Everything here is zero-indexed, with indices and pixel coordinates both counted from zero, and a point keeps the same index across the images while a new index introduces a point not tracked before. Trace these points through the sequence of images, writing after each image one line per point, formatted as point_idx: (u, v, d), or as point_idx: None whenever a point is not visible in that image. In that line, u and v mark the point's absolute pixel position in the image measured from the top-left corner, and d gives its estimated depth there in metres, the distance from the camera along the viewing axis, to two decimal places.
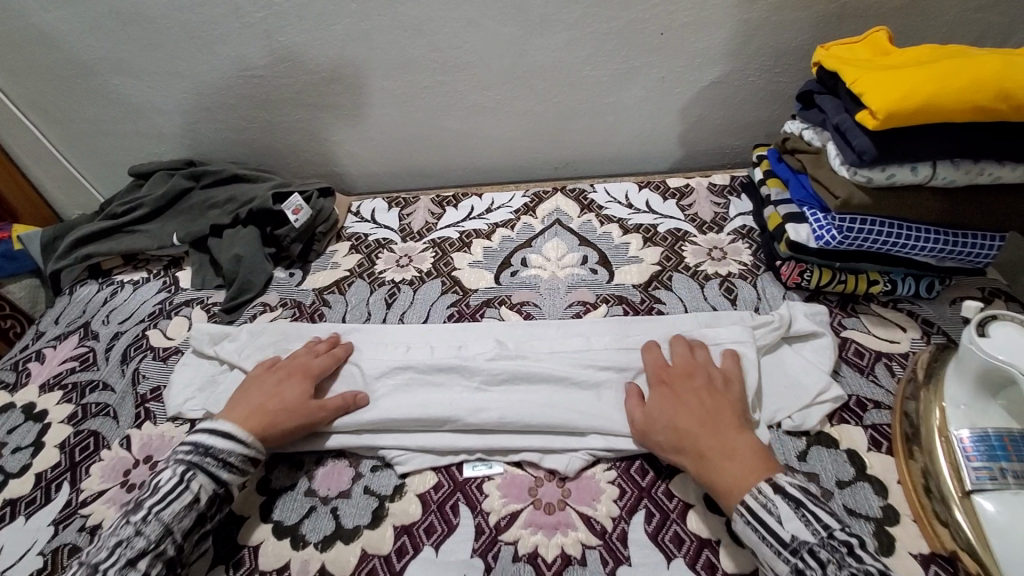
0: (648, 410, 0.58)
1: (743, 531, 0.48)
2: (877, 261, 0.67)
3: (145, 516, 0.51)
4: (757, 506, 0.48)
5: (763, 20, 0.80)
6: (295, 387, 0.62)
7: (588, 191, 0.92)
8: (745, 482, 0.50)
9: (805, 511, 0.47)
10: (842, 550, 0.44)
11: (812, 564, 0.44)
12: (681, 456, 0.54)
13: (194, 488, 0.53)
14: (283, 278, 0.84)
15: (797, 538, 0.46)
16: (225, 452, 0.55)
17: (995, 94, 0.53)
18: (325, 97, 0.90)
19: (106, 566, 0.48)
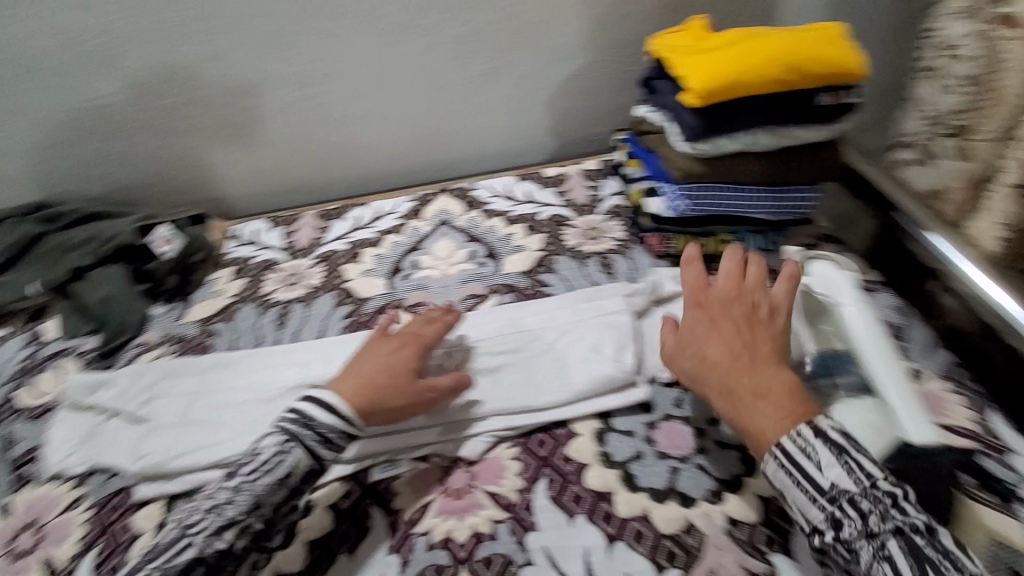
0: (680, 344, 0.57)
1: (774, 474, 0.47)
2: (724, 223, 0.76)
3: (238, 485, 0.52)
4: (794, 449, 0.46)
5: (602, 16, 0.87)
6: (381, 363, 0.60)
7: (471, 188, 0.95)
8: (778, 426, 0.48)
9: (849, 460, 0.45)
10: (887, 502, 0.43)
11: (852, 514, 0.43)
12: (713, 394, 0.53)
13: (293, 460, 0.53)
14: (162, 314, 0.80)
15: (837, 487, 0.44)
16: (326, 427, 0.54)
17: (782, 67, 0.62)
18: (187, 121, 0.87)
19: (196, 530, 0.50)
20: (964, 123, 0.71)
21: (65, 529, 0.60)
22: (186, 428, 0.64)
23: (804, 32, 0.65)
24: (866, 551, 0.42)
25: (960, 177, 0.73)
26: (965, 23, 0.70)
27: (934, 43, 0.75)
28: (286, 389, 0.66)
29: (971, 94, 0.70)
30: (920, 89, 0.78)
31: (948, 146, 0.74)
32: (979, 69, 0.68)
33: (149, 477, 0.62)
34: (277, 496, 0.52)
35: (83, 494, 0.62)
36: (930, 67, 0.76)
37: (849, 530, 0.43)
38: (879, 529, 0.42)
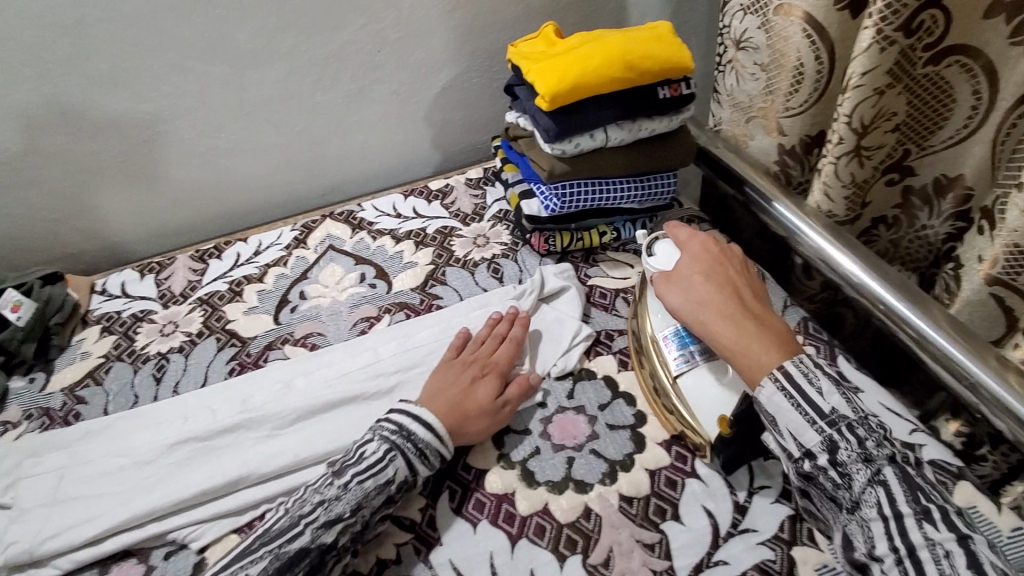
0: (682, 274, 0.60)
1: (772, 398, 0.49)
2: (598, 216, 0.80)
3: (348, 483, 0.53)
4: (798, 375, 0.49)
5: (464, 27, 0.89)
6: (489, 381, 0.63)
7: (356, 211, 0.94)
8: (778, 353, 0.52)
9: (845, 391, 0.49)
10: (881, 434, 0.47)
11: (850, 439, 0.47)
12: (714, 321, 0.55)
13: (393, 470, 0.54)
14: (21, 387, 0.73)
15: (836, 412, 0.48)
16: (424, 441, 0.57)
17: (622, 66, 0.66)
18: (27, 173, 0.79)
19: (308, 520, 0.51)
20: (771, 103, 0.76)
21: None
22: (56, 508, 0.59)
23: (640, 32, 0.70)
24: (863, 476, 0.45)
25: (779, 149, 0.79)
26: (747, 17, 0.73)
27: (724, 38, 0.79)
28: (167, 447, 0.62)
29: (767, 78, 0.74)
30: (722, 80, 0.83)
31: (760, 126, 0.80)
32: (769, 54, 0.72)
33: (19, 566, 0.57)
34: (376, 500, 0.54)
35: None
36: (726, 59, 0.80)
37: (845, 453, 0.46)
38: (877, 454, 0.46)
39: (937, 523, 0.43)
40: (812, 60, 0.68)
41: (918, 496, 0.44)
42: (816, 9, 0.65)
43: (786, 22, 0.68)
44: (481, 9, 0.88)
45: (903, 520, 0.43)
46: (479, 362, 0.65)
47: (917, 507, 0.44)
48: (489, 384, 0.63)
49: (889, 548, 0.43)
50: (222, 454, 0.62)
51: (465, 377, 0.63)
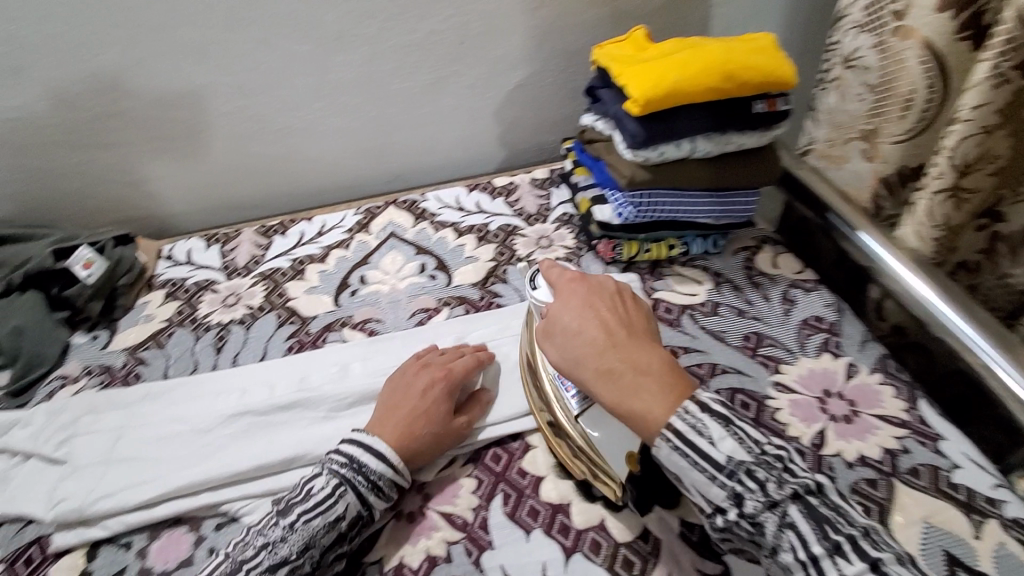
0: (555, 318, 0.53)
1: (669, 458, 0.44)
2: (670, 229, 0.78)
3: (293, 523, 0.50)
4: (686, 429, 0.43)
5: (547, 26, 0.87)
6: (443, 395, 0.60)
7: (419, 200, 0.93)
8: (665, 406, 0.45)
9: (735, 429, 0.43)
10: (779, 469, 0.42)
11: (752, 485, 0.41)
12: (594, 378, 0.49)
13: (342, 506, 0.51)
14: (84, 343, 0.74)
15: (732, 458, 0.42)
16: (376, 472, 0.53)
17: (721, 76, 0.65)
18: (108, 134, 0.81)
19: (251, 565, 0.48)
20: (872, 127, 0.73)
21: None
22: (112, 467, 0.59)
23: (739, 43, 0.68)
24: (770, 521, 0.40)
25: (873, 176, 0.77)
26: (862, 35, 0.70)
27: (832, 55, 0.76)
28: (225, 418, 0.62)
29: (874, 100, 0.71)
30: (822, 98, 0.79)
31: (858, 149, 0.77)
32: (878, 77, 0.69)
33: (67, 523, 0.56)
34: (326, 538, 0.50)
35: None
36: (830, 77, 0.77)
37: (751, 503, 0.41)
38: (780, 495, 0.41)
39: (851, 557, 0.38)
40: (925, 89, 0.66)
41: (827, 530, 0.39)
42: (937, 36, 0.62)
43: (902, 46, 0.66)
44: (567, 9, 0.86)
45: (819, 562, 0.38)
46: (433, 371, 0.62)
47: (828, 542, 0.39)
48: (441, 397, 0.59)
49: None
50: (279, 430, 0.61)
51: (416, 389, 0.60)
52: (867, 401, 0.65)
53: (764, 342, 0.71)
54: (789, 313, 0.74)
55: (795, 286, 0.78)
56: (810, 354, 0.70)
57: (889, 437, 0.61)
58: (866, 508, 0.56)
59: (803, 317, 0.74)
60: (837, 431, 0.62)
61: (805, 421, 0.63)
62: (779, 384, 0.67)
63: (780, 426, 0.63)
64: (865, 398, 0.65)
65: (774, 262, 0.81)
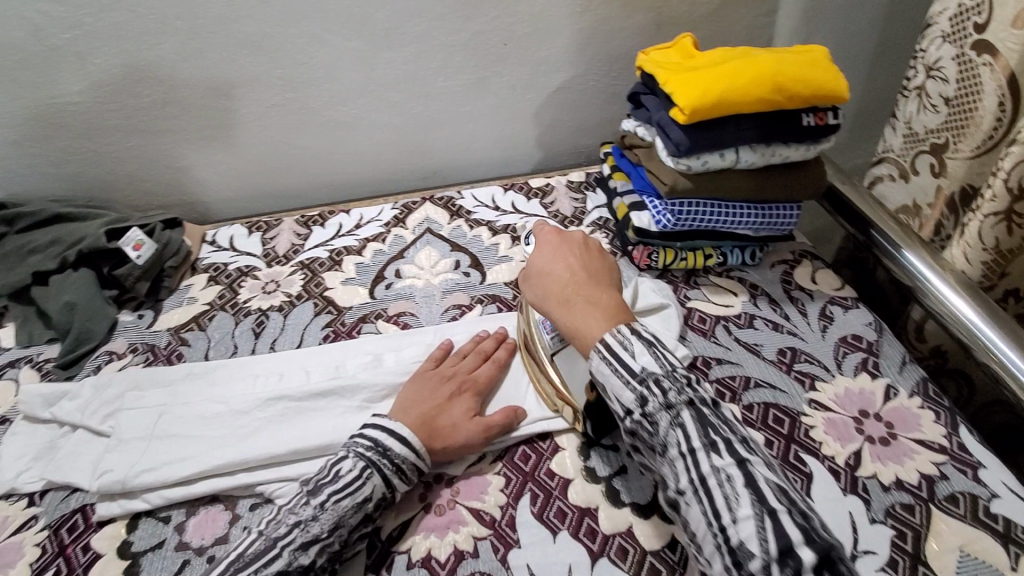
0: (530, 260, 0.60)
1: (596, 366, 0.49)
2: (707, 238, 0.77)
3: (324, 502, 0.51)
4: (613, 344, 0.49)
5: (593, 30, 0.87)
6: (466, 401, 0.61)
7: (455, 198, 0.94)
8: (601, 326, 0.51)
9: (657, 349, 0.48)
10: (684, 381, 0.46)
11: (656, 391, 0.46)
12: (556, 309, 0.55)
13: (371, 487, 0.52)
14: (130, 321, 0.77)
15: (645, 369, 0.47)
16: (399, 456, 0.54)
17: (772, 88, 0.64)
18: (161, 120, 0.84)
19: (284, 542, 0.49)
20: (942, 141, 0.73)
21: (16, 551, 0.55)
22: (154, 442, 0.60)
23: (795, 54, 0.68)
24: (664, 420, 0.45)
25: (938, 193, 0.77)
26: (945, 45, 0.69)
27: (916, 62, 0.74)
28: (262, 401, 0.64)
29: (949, 115, 0.71)
30: (902, 105, 0.78)
31: (927, 162, 0.77)
32: (955, 90, 0.69)
33: (110, 494, 0.58)
34: (354, 518, 0.52)
35: (35, 514, 0.58)
36: (913, 84, 0.76)
37: (651, 405, 0.45)
38: (676, 401, 0.45)
39: (721, 452, 0.42)
40: (996, 107, 0.66)
41: (711, 434, 0.43)
42: (1013, 54, 0.63)
43: (979, 61, 0.66)
44: (615, 13, 0.86)
45: (694, 454, 0.43)
46: (457, 378, 0.64)
47: (706, 440, 0.43)
48: (464, 403, 0.61)
49: (688, 482, 0.42)
50: (314, 416, 0.62)
51: (442, 392, 0.62)
52: (905, 424, 0.64)
53: (800, 357, 0.71)
54: (827, 330, 0.74)
55: (833, 302, 0.77)
56: (847, 373, 0.69)
57: (927, 463, 0.60)
58: (900, 532, 0.55)
59: (841, 335, 0.73)
60: (872, 452, 0.61)
61: (841, 440, 0.62)
62: (815, 401, 0.66)
63: (814, 443, 0.62)
64: (903, 421, 0.64)
65: (813, 277, 0.80)
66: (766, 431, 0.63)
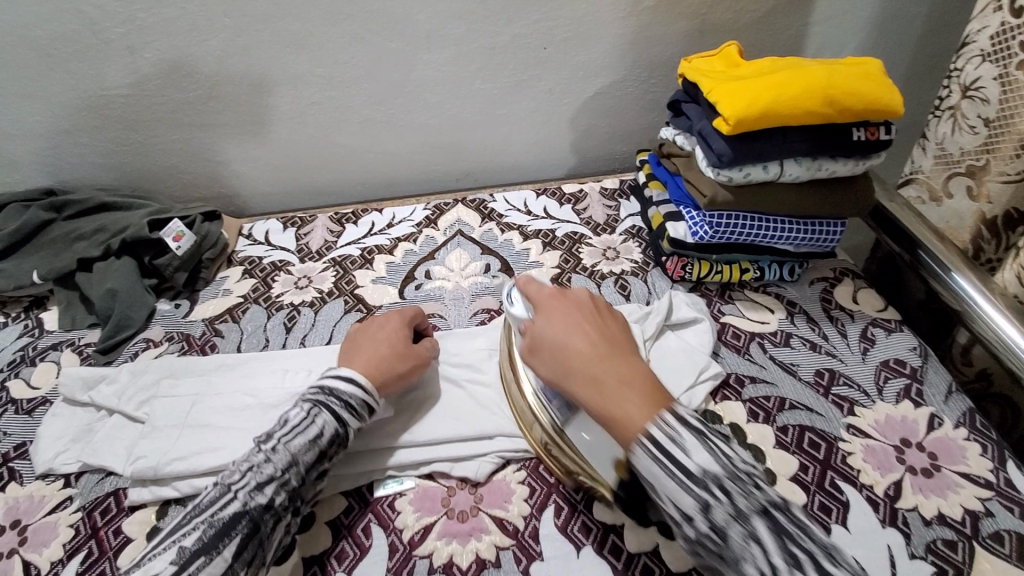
0: (541, 337, 0.53)
1: (644, 466, 0.44)
2: (745, 252, 0.75)
3: (275, 445, 0.52)
4: (663, 438, 0.44)
5: (635, 35, 0.86)
6: (401, 337, 0.63)
7: (488, 201, 0.94)
8: (644, 410, 0.45)
9: (710, 443, 0.44)
10: (747, 481, 0.43)
11: (721, 497, 0.42)
12: (583, 389, 0.49)
13: (320, 423, 0.53)
14: (168, 310, 0.79)
15: (705, 469, 0.43)
16: (347, 393, 0.56)
17: (822, 100, 0.62)
18: (205, 114, 0.85)
19: (239, 486, 0.49)
20: (982, 163, 0.72)
21: (51, 531, 0.57)
22: (186, 431, 0.61)
23: (846, 66, 0.66)
24: (736, 533, 0.40)
25: (975, 216, 0.74)
26: (985, 65, 0.68)
27: (951, 82, 0.73)
28: (293, 395, 0.64)
29: (990, 136, 0.70)
30: (934, 125, 0.77)
31: (963, 185, 0.75)
32: (999, 110, 0.68)
33: (143, 480, 0.59)
34: (308, 455, 0.52)
35: (71, 495, 0.60)
36: (947, 104, 0.74)
37: (719, 513, 0.41)
38: (746, 508, 0.41)
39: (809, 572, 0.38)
40: None
41: (789, 544, 0.40)
42: None
43: None
44: (658, 18, 0.85)
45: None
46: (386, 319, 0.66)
47: (788, 557, 0.39)
48: (401, 339, 0.63)
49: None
50: None
51: (376, 338, 0.62)
52: (949, 457, 0.61)
53: (838, 380, 0.68)
54: (867, 352, 0.71)
55: (875, 324, 0.74)
56: (889, 400, 0.66)
57: (971, 497, 0.57)
58: (942, 570, 0.53)
59: (883, 358, 0.70)
60: (914, 484, 0.59)
61: (881, 469, 0.60)
62: (854, 427, 0.63)
63: (851, 471, 0.60)
64: (947, 453, 0.61)
65: (854, 296, 0.78)
66: (801, 455, 0.61)
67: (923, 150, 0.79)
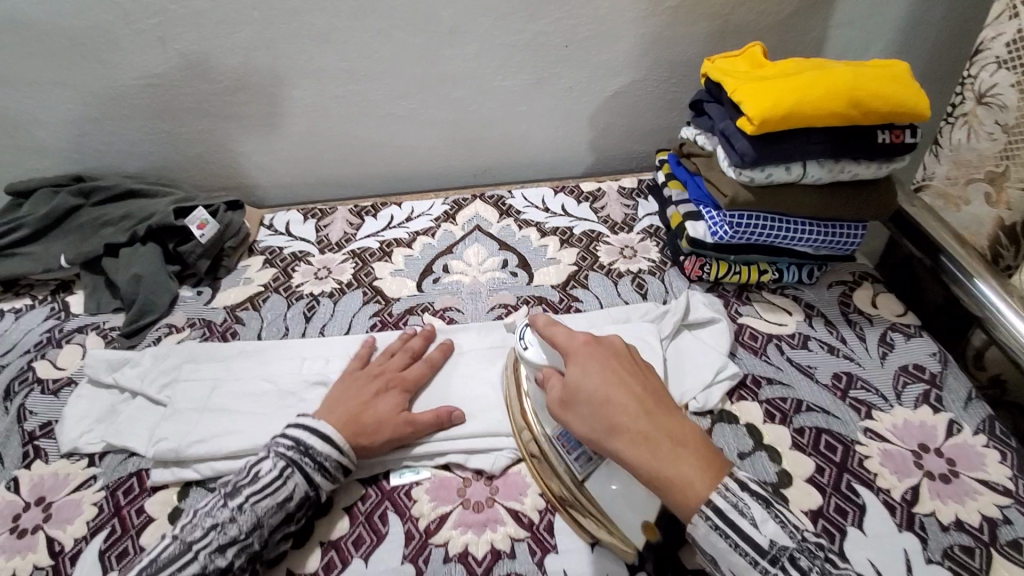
0: (580, 389, 0.49)
1: (706, 538, 0.43)
2: (764, 253, 0.75)
3: (242, 504, 0.51)
4: (726, 507, 0.42)
5: (657, 35, 0.86)
6: (392, 396, 0.61)
7: (506, 197, 0.95)
8: (702, 477, 0.43)
9: (777, 514, 0.43)
10: (817, 553, 0.42)
11: (794, 572, 0.41)
12: (634, 452, 0.45)
13: (291, 486, 0.52)
14: (190, 297, 0.80)
15: (775, 543, 0.42)
16: (322, 454, 0.54)
17: (847, 102, 0.62)
18: (229, 106, 0.87)
19: (200, 545, 0.48)
20: (1000, 170, 0.71)
21: (75, 508, 0.58)
22: (207, 415, 0.62)
23: (872, 68, 0.65)
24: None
25: (995, 222, 0.74)
26: (1001, 72, 0.68)
27: (965, 89, 0.73)
28: (311, 383, 0.65)
29: (1008, 142, 0.70)
30: (947, 132, 0.76)
31: (981, 191, 0.74)
32: (1017, 117, 0.68)
33: (165, 462, 0.60)
34: (275, 518, 0.51)
35: (94, 474, 0.61)
36: (961, 111, 0.74)
37: None
38: None
39: None
40: None
41: None
42: None
43: None
44: (681, 19, 0.85)
45: None
46: (384, 376, 0.63)
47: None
48: (390, 398, 0.61)
49: None
50: None
51: (368, 390, 0.61)
52: (967, 463, 0.60)
53: (856, 383, 0.68)
54: (886, 357, 0.70)
55: (894, 329, 0.73)
56: (907, 405, 0.65)
57: (990, 504, 0.57)
58: None
59: (902, 363, 0.70)
60: (931, 489, 0.58)
61: (898, 473, 0.60)
62: (871, 430, 0.63)
63: (868, 474, 0.60)
64: (965, 459, 0.60)
65: (873, 301, 0.77)
66: (817, 457, 0.61)
67: (936, 157, 0.78)
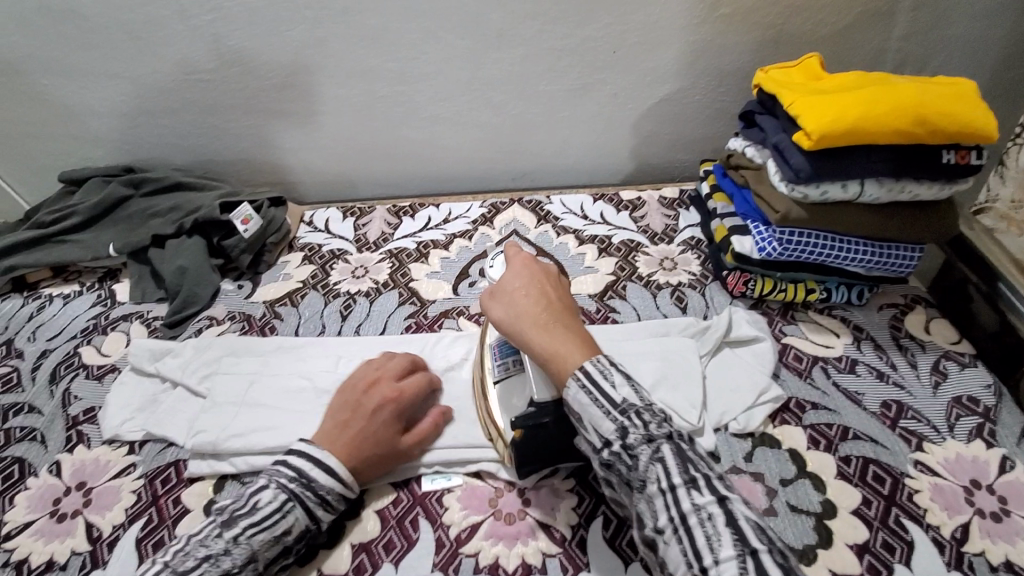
0: (504, 287, 0.54)
1: (574, 395, 0.45)
2: (812, 271, 0.73)
3: (238, 536, 0.47)
4: (593, 370, 0.46)
5: (707, 42, 0.84)
6: (392, 418, 0.57)
7: (544, 202, 0.94)
8: (582, 352, 0.48)
9: (634, 382, 0.45)
10: (661, 415, 0.44)
11: (636, 421, 0.43)
12: (530, 331, 0.50)
13: (292, 520, 0.50)
14: (231, 290, 0.81)
15: (626, 399, 0.44)
16: (325, 488, 0.52)
17: (914, 120, 0.59)
18: (276, 103, 0.88)
19: None
20: None
21: (114, 495, 0.59)
22: (244, 409, 0.63)
23: (940, 86, 0.62)
24: (644, 454, 0.42)
25: None
26: None
27: None
28: None
29: None
30: (1015, 155, 0.81)
31: None
32: None
33: (202, 453, 0.61)
34: (270, 552, 0.49)
35: (134, 462, 0.62)
36: None
37: (632, 435, 0.43)
38: (657, 433, 0.43)
39: (703, 491, 0.40)
40: None
41: (691, 470, 0.41)
42: None
43: None
44: (733, 27, 0.83)
45: (676, 491, 0.40)
46: (386, 386, 0.58)
47: (685, 476, 0.40)
48: (394, 415, 0.57)
49: (668, 520, 0.40)
50: None
51: (366, 411, 0.56)
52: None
53: (906, 413, 0.65)
54: (939, 387, 0.67)
55: (948, 357, 0.70)
56: (960, 438, 0.62)
57: None
58: None
59: (955, 395, 0.66)
60: (983, 528, 0.55)
61: (948, 510, 0.57)
62: (921, 463, 0.60)
63: (917, 509, 0.57)
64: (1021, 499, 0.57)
65: (926, 327, 0.74)
66: (863, 488, 0.58)
67: (1001, 179, 0.82)
